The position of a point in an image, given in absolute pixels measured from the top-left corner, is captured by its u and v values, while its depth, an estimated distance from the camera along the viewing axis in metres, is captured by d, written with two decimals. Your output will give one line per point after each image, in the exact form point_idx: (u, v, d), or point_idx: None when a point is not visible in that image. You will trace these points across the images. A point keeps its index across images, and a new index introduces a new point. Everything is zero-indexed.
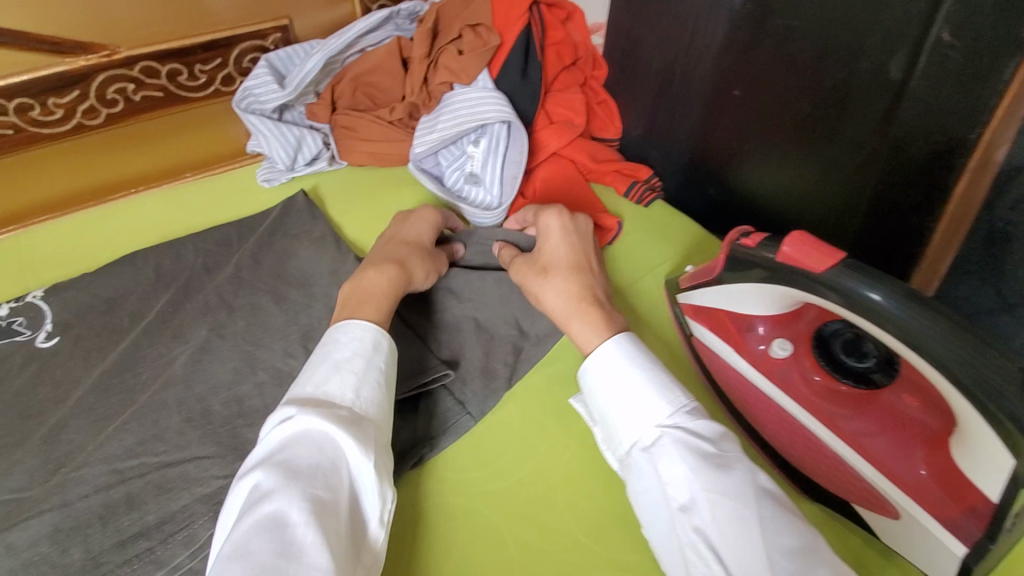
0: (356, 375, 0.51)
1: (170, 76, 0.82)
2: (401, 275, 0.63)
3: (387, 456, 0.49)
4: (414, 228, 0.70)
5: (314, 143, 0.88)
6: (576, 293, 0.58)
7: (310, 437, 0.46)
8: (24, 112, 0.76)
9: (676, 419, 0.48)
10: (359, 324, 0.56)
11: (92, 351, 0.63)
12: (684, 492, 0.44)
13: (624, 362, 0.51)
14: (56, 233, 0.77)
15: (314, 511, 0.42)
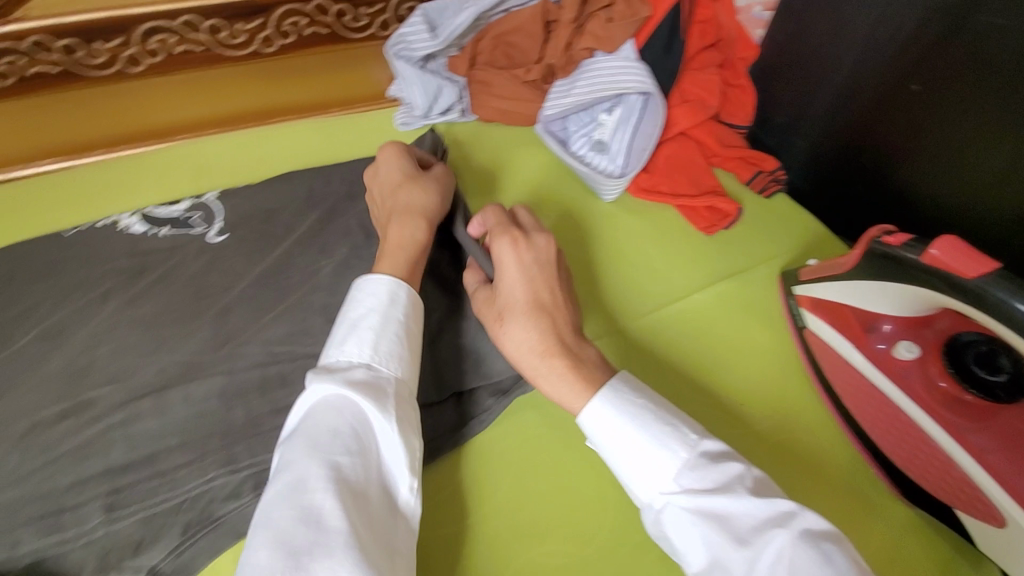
0: (372, 334, 0.51)
1: (338, 15, 0.89)
2: (424, 222, 0.62)
3: (410, 408, 0.50)
4: (387, 171, 0.68)
5: (450, 94, 0.94)
6: (539, 345, 0.54)
7: (337, 404, 0.47)
8: (215, 33, 0.83)
9: (681, 480, 0.47)
10: (389, 279, 0.55)
11: (253, 252, 0.71)
12: (702, 558, 0.44)
13: (608, 416, 0.50)
14: (224, 143, 0.85)
15: (334, 476, 0.43)
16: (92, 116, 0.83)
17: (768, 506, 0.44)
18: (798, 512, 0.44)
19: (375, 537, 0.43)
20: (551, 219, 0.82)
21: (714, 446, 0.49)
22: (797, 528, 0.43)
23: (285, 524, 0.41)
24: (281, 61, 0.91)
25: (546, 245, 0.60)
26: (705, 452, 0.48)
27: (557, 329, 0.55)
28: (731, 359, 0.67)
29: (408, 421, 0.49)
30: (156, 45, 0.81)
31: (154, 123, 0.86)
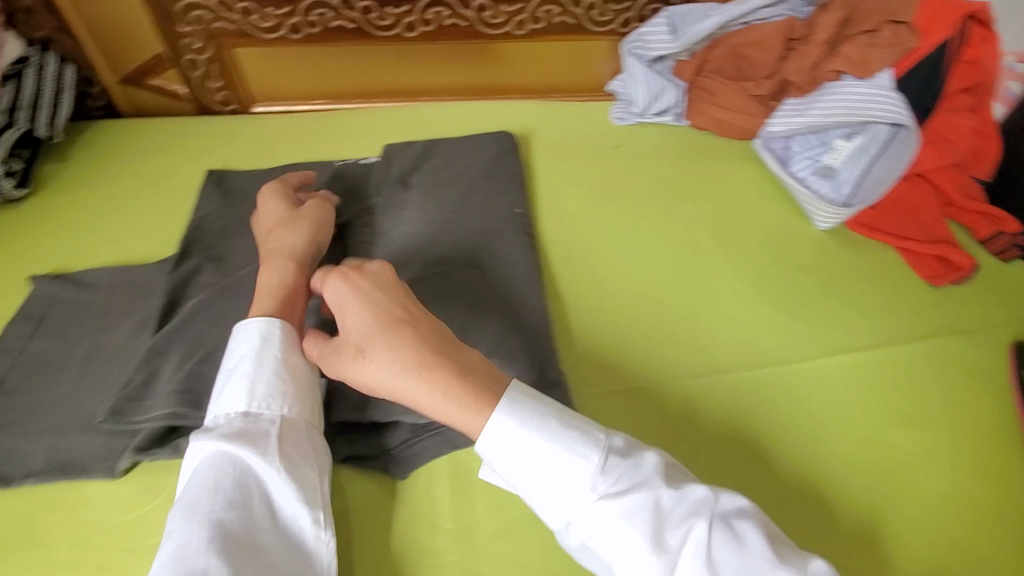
0: (248, 377, 0.52)
1: (588, 8, 0.95)
2: (287, 259, 0.62)
3: (301, 441, 0.51)
4: (269, 212, 0.69)
5: (671, 98, 0.97)
6: (408, 361, 0.49)
7: (218, 457, 0.47)
8: (480, 12, 0.93)
9: (598, 487, 0.45)
10: (266, 320, 0.56)
11: (479, 205, 0.79)
12: (627, 569, 0.44)
13: (513, 432, 0.47)
14: (459, 112, 0.97)
15: (217, 529, 0.44)
16: (360, 67, 0.97)
17: (685, 491, 0.46)
18: (715, 500, 0.45)
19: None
20: (755, 235, 0.82)
21: (623, 443, 0.48)
22: (713, 512, 0.45)
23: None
24: (526, 45, 0.98)
25: (382, 269, 0.55)
26: (616, 450, 0.47)
27: (424, 339, 0.50)
28: (939, 417, 0.64)
29: (293, 457, 0.49)
30: (432, 16, 0.92)
31: (404, 84, 1.00)
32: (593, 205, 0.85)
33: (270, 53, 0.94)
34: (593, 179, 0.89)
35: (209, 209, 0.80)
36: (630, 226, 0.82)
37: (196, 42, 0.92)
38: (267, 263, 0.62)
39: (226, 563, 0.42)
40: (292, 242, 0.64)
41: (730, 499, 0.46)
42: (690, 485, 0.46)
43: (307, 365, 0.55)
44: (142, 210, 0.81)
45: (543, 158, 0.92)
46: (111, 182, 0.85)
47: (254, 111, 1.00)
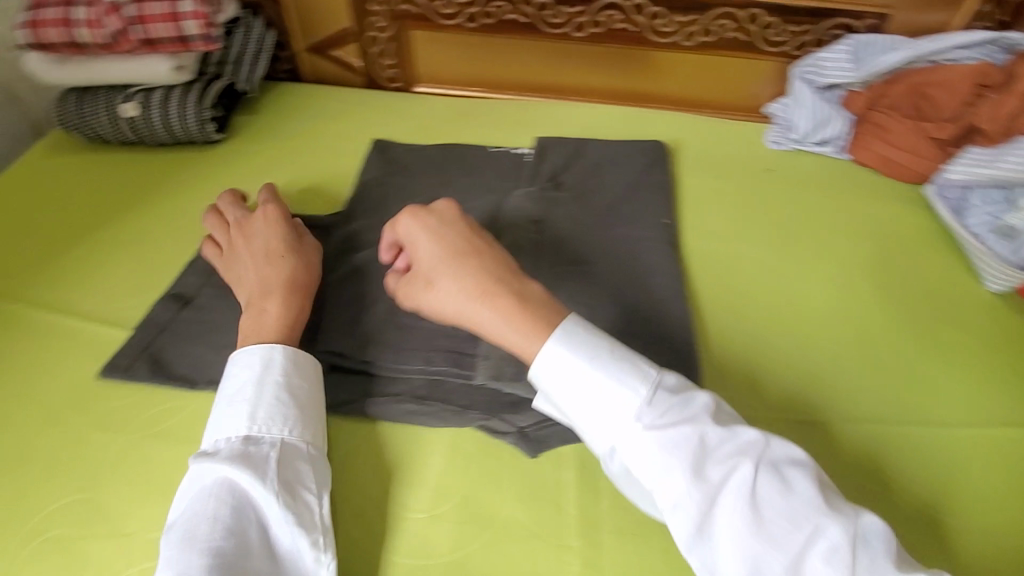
0: (249, 404, 0.53)
1: (764, 27, 0.93)
2: (298, 289, 0.63)
3: (300, 463, 0.52)
4: (265, 237, 0.67)
5: (837, 129, 0.92)
6: (472, 288, 0.54)
7: (221, 481, 0.49)
8: (653, 19, 0.94)
9: (645, 416, 0.47)
10: (271, 349, 0.57)
11: (626, 209, 0.80)
12: (670, 496, 0.45)
13: (568, 358, 0.50)
14: (611, 116, 0.98)
15: (215, 559, 0.45)
16: (522, 61, 1.00)
17: (738, 434, 0.46)
18: (765, 445, 0.46)
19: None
20: (915, 284, 0.77)
21: (674, 381, 0.49)
22: (763, 457, 0.45)
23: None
24: (691, 57, 0.97)
25: (450, 210, 0.60)
26: (665, 387, 0.49)
27: (487, 269, 0.54)
28: None
29: (294, 480, 0.51)
30: (605, 18, 0.94)
31: (560, 81, 1.02)
32: (738, 227, 0.83)
33: (444, 38, 1.00)
34: (741, 201, 0.87)
35: (372, 175, 0.85)
36: (777, 254, 0.80)
37: (381, 21, 0.99)
38: (275, 290, 0.62)
39: None
40: (302, 273, 0.65)
41: (780, 447, 0.46)
42: (741, 427, 0.47)
43: (308, 390, 0.57)
44: (313, 169, 0.89)
45: (690, 172, 0.91)
46: (289, 138, 0.93)
47: (415, 90, 1.06)
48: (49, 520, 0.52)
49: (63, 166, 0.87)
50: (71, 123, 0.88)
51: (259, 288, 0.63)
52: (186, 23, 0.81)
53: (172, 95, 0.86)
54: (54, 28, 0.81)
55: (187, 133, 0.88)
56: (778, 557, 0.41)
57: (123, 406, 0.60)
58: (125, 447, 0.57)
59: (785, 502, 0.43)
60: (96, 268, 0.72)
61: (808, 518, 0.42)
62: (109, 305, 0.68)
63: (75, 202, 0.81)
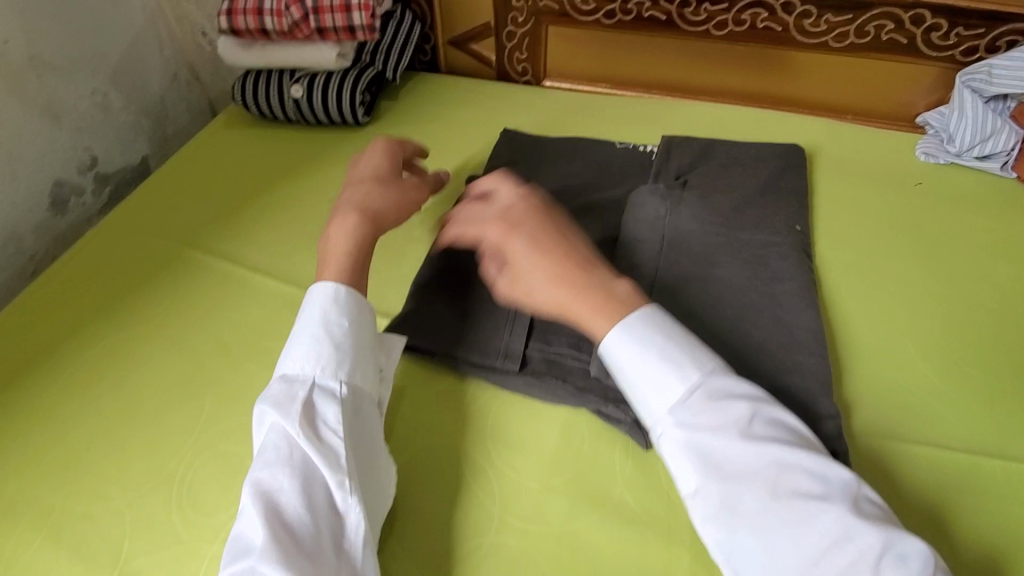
0: (294, 346, 0.56)
1: (929, 29, 0.86)
2: (366, 215, 0.65)
3: (328, 401, 0.53)
4: (368, 162, 0.73)
5: (1004, 142, 0.84)
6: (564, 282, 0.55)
7: (264, 420, 0.52)
8: (801, 19, 0.90)
9: (677, 412, 0.49)
10: (318, 283, 0.59)
11: (756, 209, 0.78)
12: (690, 483, 0.47)
13: (627, 348, 0.51)
14: (743, 118, 0.96)
15: (257, 496, 0.47)
16: (654, 58, 1.00)
17: (766, 445, 0.46)
18: (799, 462, 0.45)
19: (301, 542, 0.46)
20: None
21: (719, 383, 0.49)
22: (790, 474, 0.45)
23: (232, 538, 0.47)
24: (838, 59, 0.92)
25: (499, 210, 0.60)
26: (707, 388, 0.49)
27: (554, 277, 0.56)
28: None
29: (320, 418, 0.52)
30: (748, 17, 0.91)
31: (690, 80, 1.01)
32: (876, 240, 0.78)
33: (579, 33, 1.02)
34: (884, 212, 0.82)
35: (499, 162, 0.89)
36: (923, 271, 0.74)
37: (521, 16, 1.03)
38: (349, 214, 0.65)
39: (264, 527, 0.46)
40: (376, 201, 0.68)
41: (818, 464, 0.45)
42: (772, 441, 0.46)
43: (347, 327, 0.57)
44: (445, 153, 0.94)
45: (825, 179, 0.87)
46: (425, 124, 1.00)
47: (543, 85, 1.09)
48: (218, 436, 0.61)
49: (236, 138, 0.99)
50: (245, 101, 0.99)
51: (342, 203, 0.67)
52: (354, 14, 0.90)
53: (332, 80, 0.96)
54: (245, 17, 0.93)
55: (339, 114, 0.97)
56: (791, 559, 0.42)
57: (278, 347, 0.67)
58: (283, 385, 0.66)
59: (802, 514, 0.43)
60: (260, 226, 0.82)
61: (829, 531, 0.42)
62: (269, 260, 0.77)
63: (243, 170, 0.93)
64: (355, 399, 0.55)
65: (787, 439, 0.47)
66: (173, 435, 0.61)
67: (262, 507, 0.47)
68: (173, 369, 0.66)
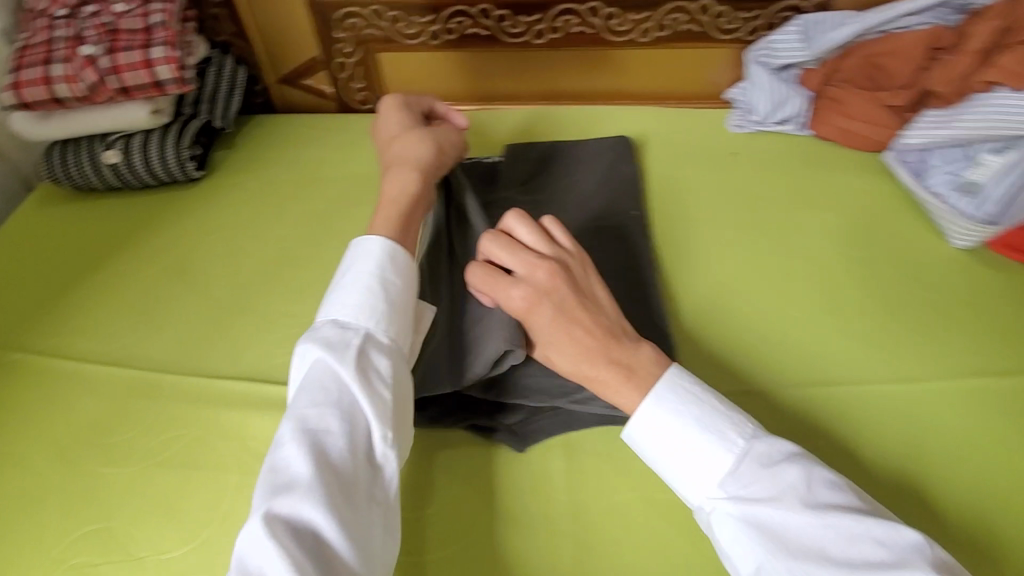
0: (346, 295, 0.58)
1: (715, 17, 0.96)
2: (409, 168, 0.71)
3: (377, 355, 0.55)
4: (388, 122, 0.78)
5: (796, 106, 0.94)
6: (588, 349, 0.56)
7: (313, 358, 0.54)
8: (607, 20, 0.97)
9: (727, 486, 0.50)
10: (367, 238, 0.61)
11: (596, 204, 0.83)
12: (749, 562, 0.47)
13: (666, 420, 0.53)
14: (576, 117, 1.01)
15: (303, 427, 0.50)
16: (486, 71, 1.04)
17: (825, 514, 0.46)
18: (858, 522, 0.45)
19: (336, 483, 0.48)
20: (880, 253, 0.80)
21: (765, 450, 0.50)
22: (856, 541, 0.45)
23: (268, 465, 0.49)
24: (647, 52, 1.01)
25: (536, 268, 0.59)
26: (753, 457, 0.50)
27: (578, 341, 0.56)
28: None
29: (371, 368, 0.54)
30: (561, 24, 0.97)
31: (525, 88, 1.06)
32: (703, 211, 0.86)
33: (408, 57, 1.03)
34: (708, 185, 0.90)
35: (350, 198, 0.89)
36: (746, 233, 0.83)
37: (347, 47, 1.02)
38: (403, 171, 0.71)
39: (307, 462, 0.48)
40: (416, 150, 0.73)
41: (880, 527, 0.45)
42: (833, 511, 0.46)
43: (398, 287, 0.59)
44: (289, 194, 0.91)
45: (656, 162, 0.94)
46: (264, 167, 0.96)
47: (388, 110, 1.09)
48: (72, 547, 0.58)
49: (49, 216, 0.90)
50: (55, 175, 0.91)
51: (391, 162, 0.74)
52: (159, 69, 0.85)
53: (151, 139, 0.90)
54: (33, 87, 0.85)
55: (167, 174, 0.91)
56: None
57: (125, 439, 0.65)
58: (146, 477, 0.62)
59: None
60: (94, 310, 0.77)
61: None
62: (106, 344, 0.74)
63: (65, 249, 0.85)
64: (401, 359, 0.57)
65: (849, 507, 0.46)
66: (20, 551, 0.58)
67: (305, 442, 0.49)
68: (10, 487, 0.62)
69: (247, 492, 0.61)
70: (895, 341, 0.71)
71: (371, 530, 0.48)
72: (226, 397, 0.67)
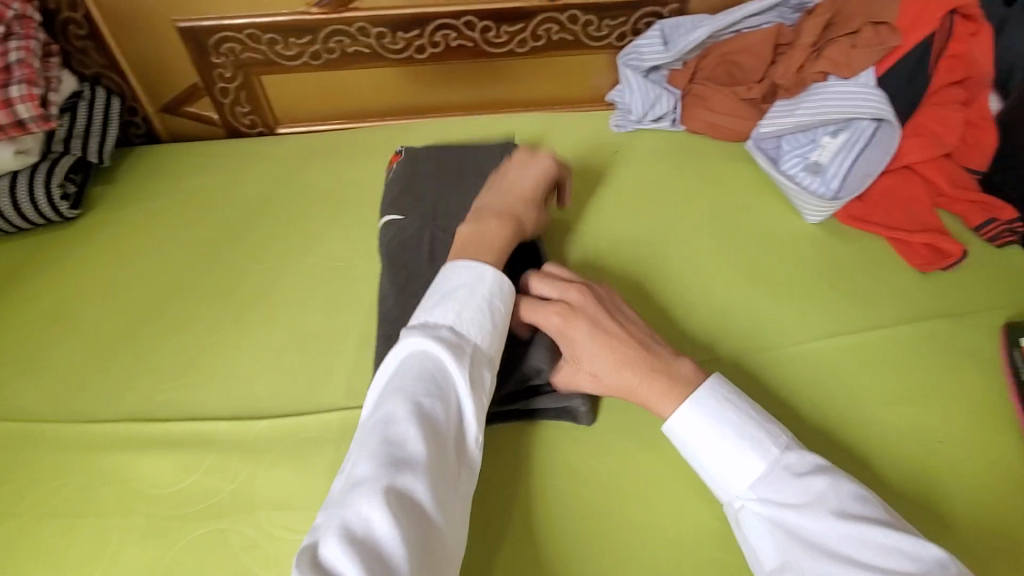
0: (460, 302, 0.59)
1: (584, 25, 1.01)
2: (517, 227, 0.70)
3: (485, 370, 0.57)
4: (525, 176, 0.75)
5: (666, 104, 1.00)
6: (628, 358, 0.60)
7: (426, 349, 0.55)
8: (484, 33, 1.00)
9: (758, 489, 0.53)
10: (482, 264, 0.61)
11: None
12: (774, 558, 0.50)
13: (699, 426, 0.56)
14: (465, 126, 1.04)
15: (417, 415, 0.51)
16: (373, 88, 1.05)
17: (852, 522, 0.48)
18: (883, 532, 0.48)
19: (443, 476, 0.50)
20: (747, 233, 0.87)
21: (797, 461, 0.53)
22: (876, 547, 0.47)
23: (376, 439, 0.50)
24: (527, 62, 1.05)
25: (572, 293, 0.64)
26: (786, 466, 0.53)
27: (618, 350, 0.60)
28: (907, 399, 0.69)
29: (476, 377, 0.56)
30: (440, 39, 1.00)
31: (416, 102, 1.09)
32: (588, 206, 0.90)
33: (291, 78, 1.02)
34: (592, 182, 0.95)
35: (239, 224, 0.88)
36: (628, 225, 0.88)
37: (227, 72, 1.00)
38: (504, 219, 0.69)
39: (425, 453, 0.50)
40: (533, 224, 0.72)
41: (904, 539, 0.47)
42: (861, 518, 0.49)
43: (506, 312, 0.60)
44: (174, 226, 0.89)
45: None
46: (146, 199, 0.93)
47: (278, 132, 1.09)
48: None
49: None
50: None
51: (491, 203, 0.72)
52: (18, 107, 0.81)
53: (18, 180, 0.85)
54: None
55: (40, 216, 0.86)
56: None
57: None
58: (21, 534, 0.60)
59: None
60: None
61: None
62: None
63: None
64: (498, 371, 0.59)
65: (882, 522, 0.48)
66: None
67: (423, 434, 0.50)
68: None
69: (134, 536, 0.59)
70: (762, 312, 0.77)
71: (457, 528, 0.50)
72: (110, 442, 0.65)
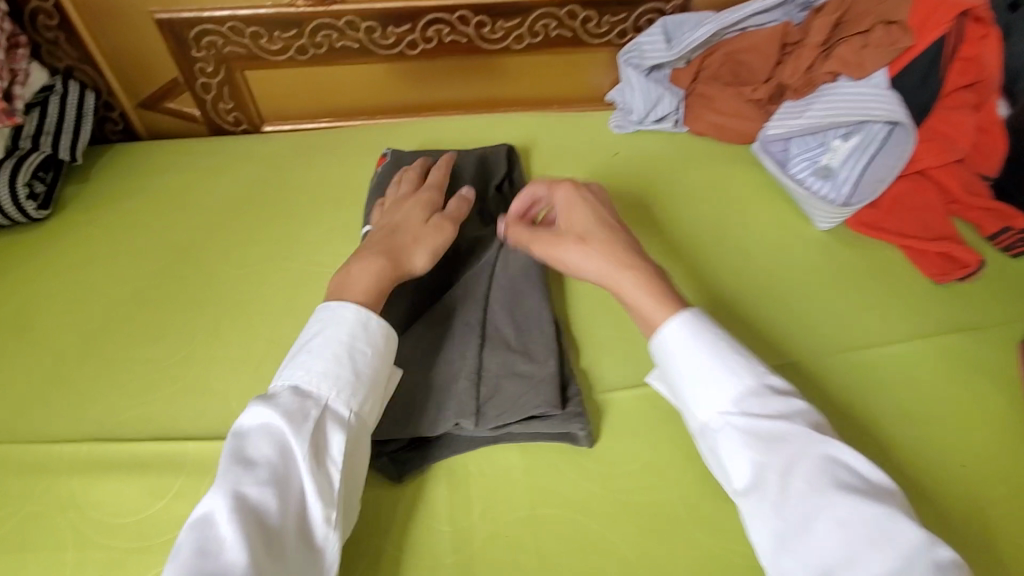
0: (309, 361, 0.56)
1: (583, 21, 0.97)
2: (395, 254, 0.64)
3: (335, 430, 0.53)
4: (403, 210, 0.70)
5: (669, 104, 0.96)
6: (626, 252, 0.61)
7: (265, 421, 0.52)
8: (478, 28, 0.96)
9: (740, 404, 0.52)
10: (343, 303, 0.59)
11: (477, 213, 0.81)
12: (744, 471, 0.50)
13: (692, 338, 0.55)
14: (458, 125, 1.00)
15: (239, 505, 0.47)
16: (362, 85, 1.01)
17: (823, 442, 0.49)
18: (846, 452, 0.49)
19: (271, 563, 0.46)
20: (753, 240, 0.83)
21: (775, 381, 0.54)
22: (833, 460, 0.48)
23: (190, 541, 0.46)
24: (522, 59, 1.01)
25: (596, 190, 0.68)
26: (766, 385, 0.53)
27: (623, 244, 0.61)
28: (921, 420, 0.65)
29: (323, 444, 0.52)
30: (433, 34, 0.95)
31: (406, 99, 1.04)
32: None
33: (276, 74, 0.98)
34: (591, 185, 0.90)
35: (218, 226, 0.83)
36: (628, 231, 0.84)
37: (208, 66, 0.95)
38: (369, 255, 0.63)
39: (244, 542, 0.45)
40: (421, 247, 0.66)
41: (870, 469, 0.48)
42: (827, 437, 0.50)
43: (369, 356, 0.57)
44: (147, 228, 0.84)
45: (539, 167, 0.94)
46: (119, 200, 0.87)
47: (264, 130, 1.04)
48: None
49: None
50: None
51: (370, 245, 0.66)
52: None
53: None
54: None
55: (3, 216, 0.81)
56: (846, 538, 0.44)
57: None
58: None
59: (860, 501, 0.46)
60: None
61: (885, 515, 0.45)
62: None
63: None
64: (357, 430, 0.55)
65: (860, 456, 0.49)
66: None
67: (239, 525, 0.46)
68: None
69: (92, 569, 0.54)
70: (768, 323, 0.73)
71: None
72: (69, 464, 0.60)
